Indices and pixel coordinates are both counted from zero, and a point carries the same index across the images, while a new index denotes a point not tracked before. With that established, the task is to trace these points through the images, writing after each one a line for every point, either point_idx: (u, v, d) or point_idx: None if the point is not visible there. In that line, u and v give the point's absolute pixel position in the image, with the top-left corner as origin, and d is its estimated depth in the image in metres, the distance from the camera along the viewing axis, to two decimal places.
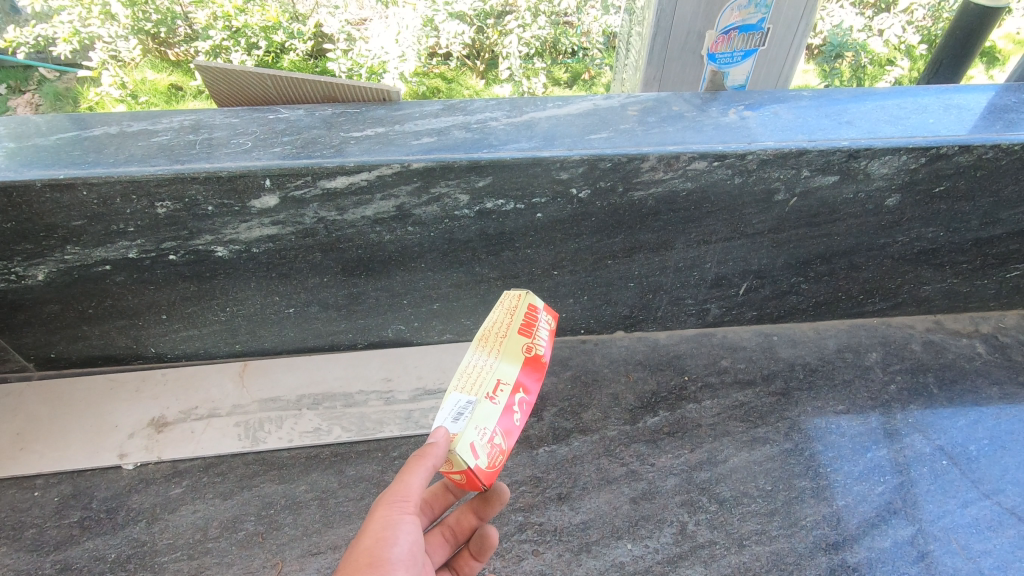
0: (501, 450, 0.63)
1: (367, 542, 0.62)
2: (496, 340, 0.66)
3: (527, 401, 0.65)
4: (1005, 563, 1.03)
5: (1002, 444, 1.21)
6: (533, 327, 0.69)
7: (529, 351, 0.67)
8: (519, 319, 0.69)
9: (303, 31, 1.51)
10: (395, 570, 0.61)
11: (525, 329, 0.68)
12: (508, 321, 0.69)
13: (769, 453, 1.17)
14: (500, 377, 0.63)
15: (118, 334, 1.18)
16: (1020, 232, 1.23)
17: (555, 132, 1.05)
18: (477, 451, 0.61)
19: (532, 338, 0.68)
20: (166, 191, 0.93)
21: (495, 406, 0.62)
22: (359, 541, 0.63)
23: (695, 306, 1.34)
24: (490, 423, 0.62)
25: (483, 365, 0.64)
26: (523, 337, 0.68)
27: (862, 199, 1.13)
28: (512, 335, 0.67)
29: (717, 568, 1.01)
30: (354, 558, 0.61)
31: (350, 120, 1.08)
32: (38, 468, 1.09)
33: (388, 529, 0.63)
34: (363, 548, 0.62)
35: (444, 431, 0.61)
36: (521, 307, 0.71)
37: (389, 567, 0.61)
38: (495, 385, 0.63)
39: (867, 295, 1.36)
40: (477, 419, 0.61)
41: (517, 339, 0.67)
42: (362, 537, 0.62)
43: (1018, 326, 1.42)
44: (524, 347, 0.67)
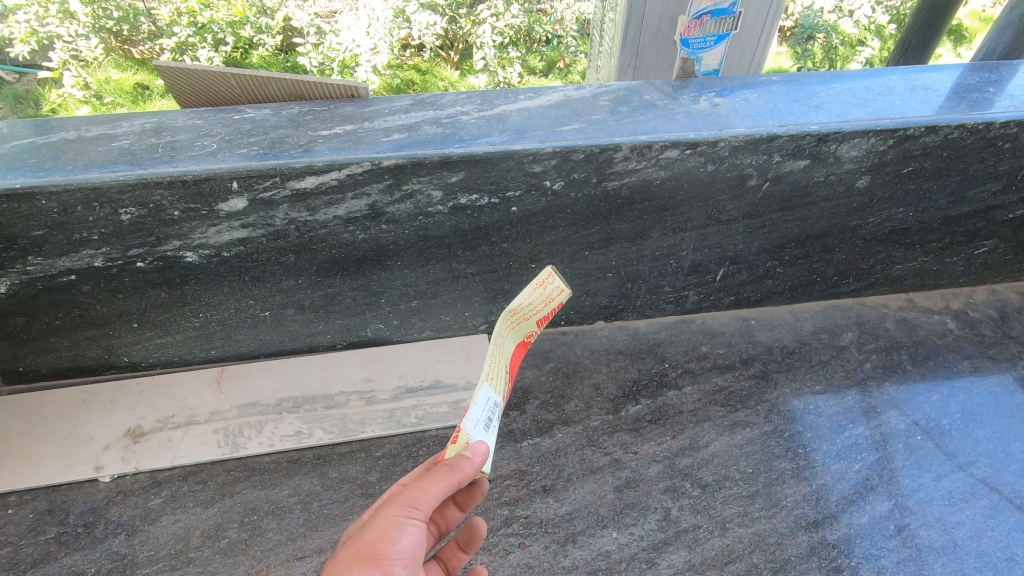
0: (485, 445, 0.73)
1: (371, 535, 0.62)
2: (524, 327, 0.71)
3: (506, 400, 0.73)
4: (978, 533, 1.06)
5: (973, 417, 1.24)
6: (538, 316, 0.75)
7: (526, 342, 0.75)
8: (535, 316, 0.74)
9: (272, 26, 1.44)
10: (393, 567, 0.61)
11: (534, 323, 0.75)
12: (540, 309, 0.74)
13: (749, 436, 1.19)
14: (505, 375, 0.71)
15: (88, 345, 1.15)
16: (987, 210, 1.26)
17: (526, 125, 1.04)
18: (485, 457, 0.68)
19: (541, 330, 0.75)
20: (129, 198, 0.91)
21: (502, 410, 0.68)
22: (367, 532, 0.63)
23: (674, 294, 1.34)
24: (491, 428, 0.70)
25: (501, 365, 0.69)
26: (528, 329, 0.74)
27: (832, 182, 1.14)
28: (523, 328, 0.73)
29: (701, 552, 1.03)
30: (356, 550, 0.61)
31: (317, 119, 1.06)
32: (11, 485, 1.06)
33: (392, 527, 0.63)
34: (367, 541, 0.62)
35: (484, 447, 0.64)
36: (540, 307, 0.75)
37: (387, 564, 0.61)
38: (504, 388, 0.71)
39: (841, 276, 1.37)
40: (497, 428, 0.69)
41: (528, 326, 0.74)
42: (368, 530, 0.62)
43: (987, 301, 1.46)
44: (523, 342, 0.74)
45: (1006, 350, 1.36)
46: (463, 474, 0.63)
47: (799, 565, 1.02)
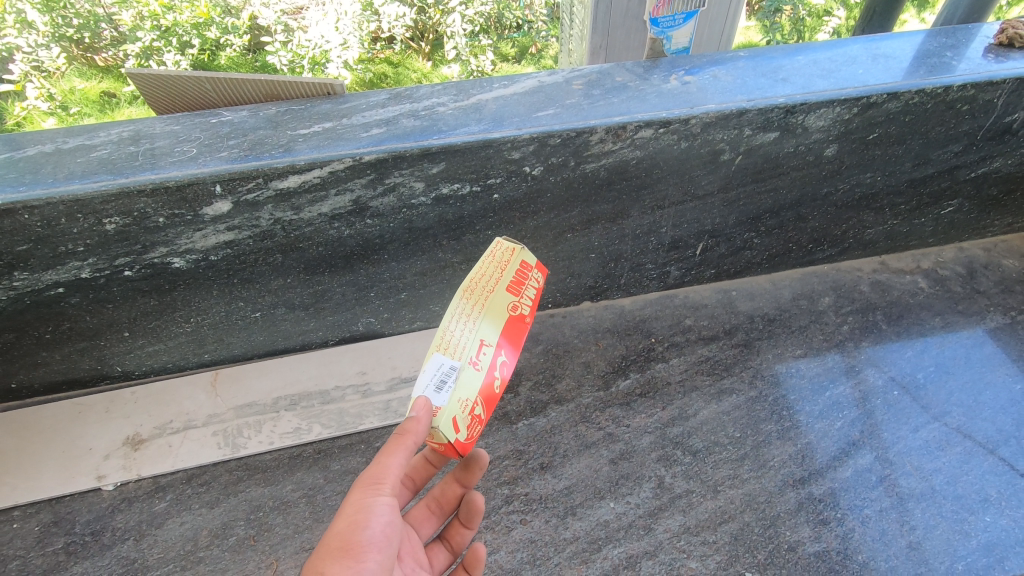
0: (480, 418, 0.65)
1: (341, 526, 0.63)
2: (482, 293, 0.66)
3: (511, 363, 0.65)
4: (954, 478, 1.12)
5: (945, 369, 1.30)
6: (523, 283, 0.70)
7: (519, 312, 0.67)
8: (507, 276, 0.69)
9: (238, 25, 1.43)
10: (368, 552, 0.63)
11: (513, 287, 0.68)
12: (497, 276, 0.69)
13: (735, 402, 1.24)
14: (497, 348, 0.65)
15: (80, 357, 1.15)
16: (950, 170, 1.30)
17: (502, 113, 1.06)
18: (458, 425, 0.63)
19: (519, 296, 0.68)
20: (112, 207, 0.91)
21: (477, 370, 0.63)
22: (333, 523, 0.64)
23: (656, 270, 1.38)
24: (472, 397, 0.63)
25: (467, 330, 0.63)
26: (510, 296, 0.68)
27: (802, 152, 1.17)
28: (501, 296, 0.67)
29: (695, 515, 1.07)
30: (326, 543, 0.62)
31: (295, 118, 1.06)
32: (13, 500, 1.07)
33: (361, 512, 0.64)
34: (337, 532, 0.63)
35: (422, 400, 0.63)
36: (511, 264, 0.70)
37: (362, 551, 0.62)
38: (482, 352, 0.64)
39: (815, 244, 1.42)
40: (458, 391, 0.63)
41: (503, 296, 0.67)
42: (337, 521, 0.64)
43: (955, 259, 1.51)
44: (514, 309, 0.67)
45: (974, 305, 1.42)
46: (415, 436, 0.63)
47: (788, 520, 1.07)
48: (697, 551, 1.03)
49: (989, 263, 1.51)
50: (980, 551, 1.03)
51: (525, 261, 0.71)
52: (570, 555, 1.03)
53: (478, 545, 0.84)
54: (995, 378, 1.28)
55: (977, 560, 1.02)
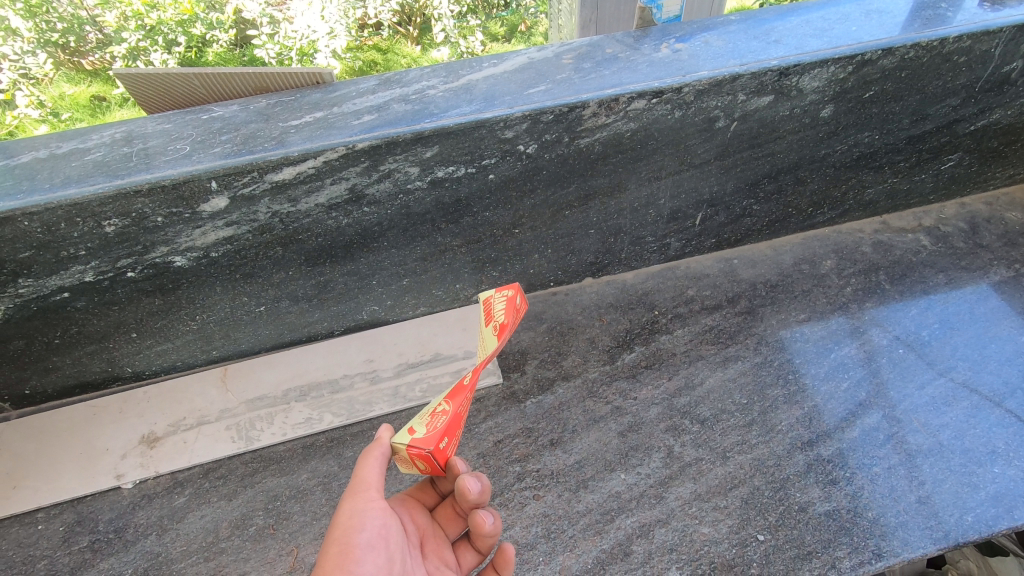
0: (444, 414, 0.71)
1: (336, 534, 0.67)
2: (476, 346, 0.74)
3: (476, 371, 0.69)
4: (961, 431, 1.13)
5: (950, 325, 1.30)
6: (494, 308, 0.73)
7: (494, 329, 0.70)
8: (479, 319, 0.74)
9: (223, 19, 1.41)
10: (364, 553, 0.66)
11: (484, 317, 0.73)
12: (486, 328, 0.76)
13: (741, 369, 1.24)
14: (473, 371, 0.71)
15: (90, 360, 1.16)
16: (949, 125, 1.29)
17: (493, 92, 1.05)
18: (415, 427, 0.72)
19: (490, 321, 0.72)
20: (110, 209, 0.92)
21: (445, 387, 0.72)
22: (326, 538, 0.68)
23: (656, 243, 1.38)
24: (435, 404, 0.73)
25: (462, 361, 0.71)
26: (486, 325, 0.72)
27: (798, 115, 1.16)
28: (484, 332, 0.72)
29: (705, 482, 1.09)
30: (326, 552, 0.66)
31: (286, 109, 1.06)
32: (37, 502, 1.09)
33: (354, 518, 0.69)
34: (335, 539, 0.67)
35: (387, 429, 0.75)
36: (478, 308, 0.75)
37: (360, 551, 0.66)
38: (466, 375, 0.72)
39: (815, 207, 1.41)
40: (428, 408, 0.75)
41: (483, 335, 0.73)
42: (332, 531, 0.68)
43: (957, 215, 1.50)
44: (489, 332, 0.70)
45: (978, 260, 1.42)
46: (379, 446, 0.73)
47: (798, 482, 1.08)
48: (709, 516, 1.04)
49: (991, 216, 1.49)
50: (989, 502, 1.04)
51: (487, 293, 0.74)
52: (584, 527, 1.04)
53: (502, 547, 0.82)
54: (1000, 332, 1.28)
55: (986, 511, 1.03)
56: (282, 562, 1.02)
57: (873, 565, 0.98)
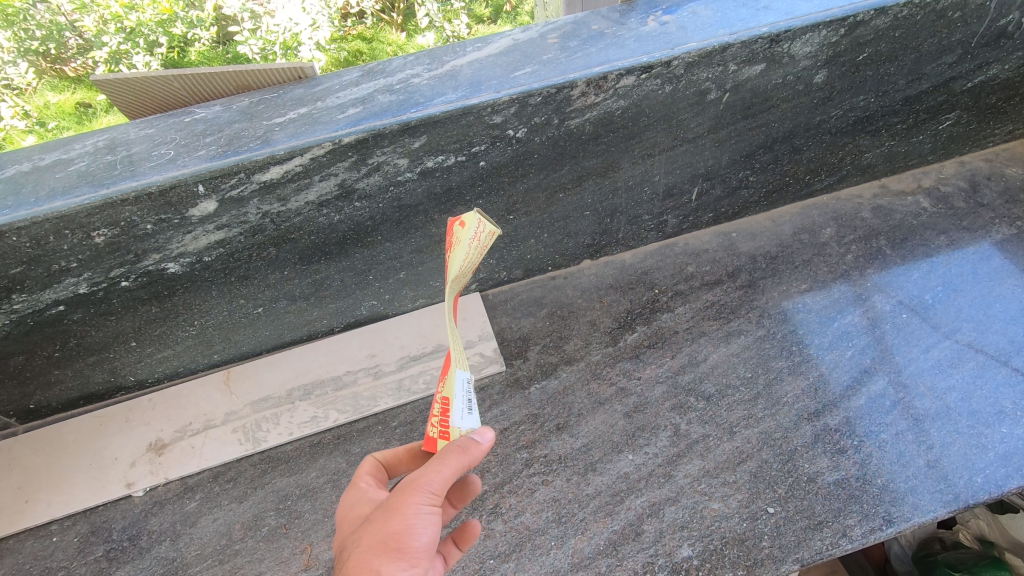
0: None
1: (394, 527, 0.62)
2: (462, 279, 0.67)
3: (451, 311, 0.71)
4: (968, 393, 1.13)
5: (953, 287, 1.29)
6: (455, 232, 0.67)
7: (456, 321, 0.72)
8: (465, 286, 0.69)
9: (203, 17, 1.32)
10: (419, 558, 0.63)
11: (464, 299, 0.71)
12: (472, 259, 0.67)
13: (744, 343, 1.24)
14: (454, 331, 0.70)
15: (92, 371, 1.16)
16: (946, 83, 1.26)
17: (479, 77, 1.03)
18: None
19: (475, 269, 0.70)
20: (98, 220, 0.91)
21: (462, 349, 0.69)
22: (371, 528, 0.63)
23: (653, 221, 1.36)
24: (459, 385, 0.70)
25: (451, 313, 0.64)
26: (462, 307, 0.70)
27: (790, 82, 1.14)
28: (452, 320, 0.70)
29: (713, 458, 1.09)
30: (381, 541, 0.62)
31: (269, 107, 1.04)
32: (50, 515, 1.09)
33: (412, 519, 0.63)
34: (392, 532, 0.62)
35: (485, 428, 0.67)
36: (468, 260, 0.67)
37: (412, 557, 0.62)
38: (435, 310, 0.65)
39: (813, 174, 1.39)
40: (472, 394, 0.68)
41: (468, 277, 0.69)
42: (390, 521, 0.62)
43: (957, 174, 1.48)
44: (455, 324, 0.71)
45: (979, 219, 1.40)
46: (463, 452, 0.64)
47: (806, 453, 1.08)
48: (719, 492, 1.05)
49: (992, 174, 1.47)
50: (998, 462, 1.04)
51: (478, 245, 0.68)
52: (594, 509, 1.05)
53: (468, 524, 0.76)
54: (1004, 290, 1.27)
55: (996, 471, 1.03)
56: (296, 561, 1.03)
57: (884, 532, 0.99)
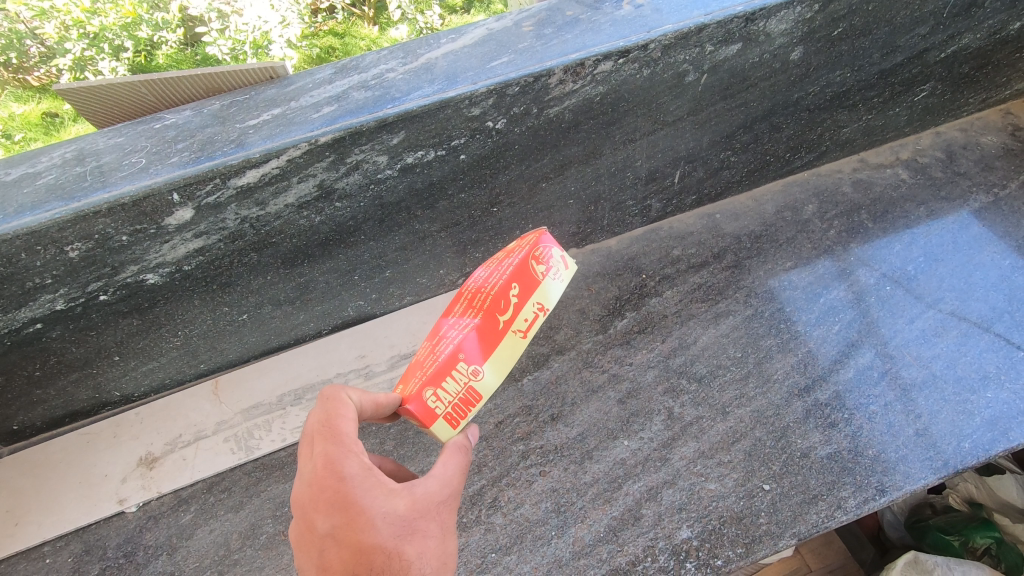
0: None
1: (447, 547, 0.65)
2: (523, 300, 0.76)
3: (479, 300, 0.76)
4: (953, 360, 1.15)
5: (935, 258, 1.31)
6: (542, 250, 0.77)
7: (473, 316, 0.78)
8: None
9: (169, 19, 1.35)
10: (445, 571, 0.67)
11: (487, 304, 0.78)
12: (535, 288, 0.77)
13: (733, 323, 1.24)
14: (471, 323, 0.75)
15: (75, 389, 1.13)
16: (919, 55, 1.27)
17: (455, 69, 1.01)
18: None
19: None
20: (71, 233, 0.88)
21: None
22: (431, 546, 0.63)
23: (637, 206, 1.36)
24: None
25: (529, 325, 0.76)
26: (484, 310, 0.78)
27: (767, 60, 1.14)
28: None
29: (708, 439, 1.09)
30: (439, 562, 0.63)
31: (241, 109, 1.02)
32: (42, 537, 1.07)
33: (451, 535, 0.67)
34: (445, 553, 0.64)
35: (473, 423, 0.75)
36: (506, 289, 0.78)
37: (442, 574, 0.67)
38: (518, 319, 0.75)
39: (793, 152, 1.40)
40: None
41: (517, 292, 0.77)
42: (445, 541, 0.64)
43: (934, 145, 1.50)
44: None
45: (957, 188, 1.42)
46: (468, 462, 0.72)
47: (798, 429, 1.09)
48: (715, 472, 1.06)
49: (967, 143, 1.49)
50: (985, 427, 1.06)
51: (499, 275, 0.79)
52: (593, 497, 1.05)
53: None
54: (984, 258, 1.29)
55: (983, 436, 1.05)
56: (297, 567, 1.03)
57: (877, 501, 1.01)
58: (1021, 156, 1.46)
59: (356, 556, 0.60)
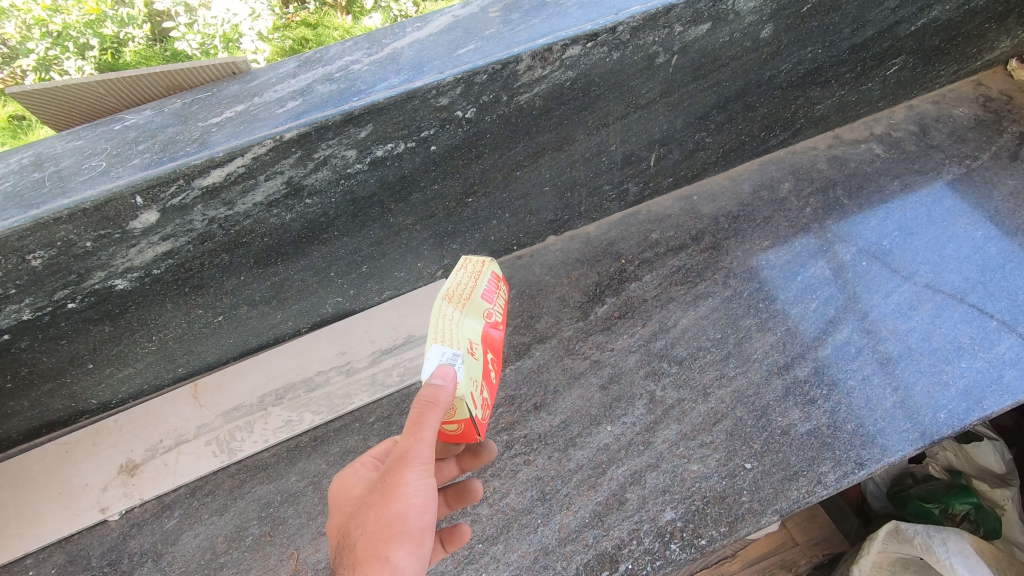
0: (486, 402, 0.72)
1: (394, 510, 0.64)
2: (462, 300, 0.70)
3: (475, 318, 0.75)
4: (928, 333, 1.17)
5: (910, 231, 1.32)
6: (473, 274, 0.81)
7: (492, 317, 0.74)
8: (483, 283, 0.74)
9: (134, 14, 1.31)
10: (422, 536, 0.65)
11: (488, 294, 0.74)
12: (473, 283, 0.73)
13: (712, 305, 1.25)
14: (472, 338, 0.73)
15: (50, 399, 1.11)
16: (890, 28, 1.27)
17: (421, 58, 0.99)
18: (476, 403, 0.69)
19: (492, 302, 0.75)
20: (32, 241, 0.86)
21: (474, 356, 0.69)
22: (373, 514, 0.65)
23: (614, 190, 1.35)
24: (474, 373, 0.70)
25: (469, 284, 0.72)
26: (484, 297, 0.74)
27: (738, 39, 1.13)
28: (479, 301, 0.73)
29: (690, 421, 1.10)
30: (384, 526, 0.64)
31: (203, 107, 0.99)
32: (22, 549, 1.06)
33: (410, 497, 0.65)
34: (393, 515, 0.64)
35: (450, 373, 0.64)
36: (484, 275, 0.76)
37: (423, 534, 0.65)
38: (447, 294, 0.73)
39: (768, 130, 1.39)
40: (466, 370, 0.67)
41: (480, 300, 0.73)
42: (389, 504, 0.64)
43: (906, 119, 1.50)
44: (490, 313, 0.73)
45: (930, 161, 1.43)
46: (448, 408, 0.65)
47: (778, 407, 1.10)
48: (697, 454, 1.07)
49: (940, 115, 1.50)
50: (959, 397, 1.08)
51: (495, 274, 0.77)
52: (577, 483, 1.06)
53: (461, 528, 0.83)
54: (957, 230, 1.31)
55: (957, 406, 1.07)
56: (284, 567, 1.03)
57: (857, 475, 1.02)
58: (992, 127, 1.47)
59: (331, 537, 0.69)
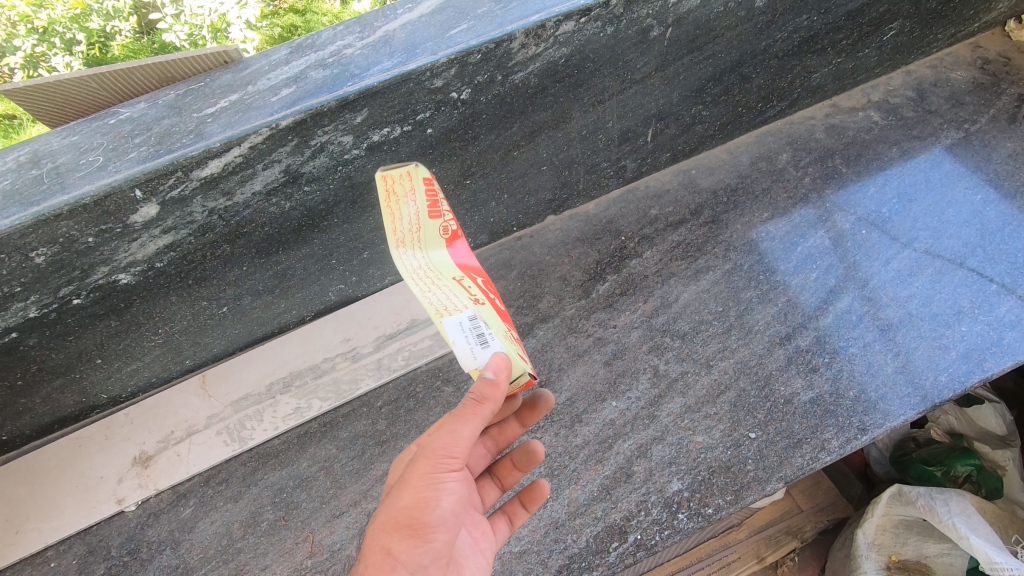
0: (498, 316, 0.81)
1: (410, 502, 0.67)
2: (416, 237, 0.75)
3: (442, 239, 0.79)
4: (928, 298, 1.17)
5: (908, 198, 1.32)
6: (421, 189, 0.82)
7: (447, 231, 0.78)
8: (422, 202, 0.78)
9: (119, 6, 1.29)
10: (433, 533, 0.67)
11: (431, 209, 0.78)
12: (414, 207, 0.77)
13: (713, 279, 1.25)
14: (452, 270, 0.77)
15: (61, 394, 1.13)
16: None
17: (413, 40, 0.99)
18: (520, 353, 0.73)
19: (442, 217, 0.78)
20: (34, 239, 0.86)
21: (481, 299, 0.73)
22: (390, 501, 0.69)
23: (612, 167, 1.34)
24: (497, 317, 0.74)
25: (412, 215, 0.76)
26: (429, 215, 0.77)
27: (732, 9, 1.12)
28: (427, 223, 0.76)
29: (693, 394, 1.12)
30: (396, 514, 0.67)
31: (197, 98, 0.99)
32: (43, 542, 1.08)
33: (430, 491, 0.68)
34: (405, 506, 0.67)
35: (502, 363, 0.66)
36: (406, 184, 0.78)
37: (429, 530, 0.67)
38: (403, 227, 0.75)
39: (764, 102, 1.38)
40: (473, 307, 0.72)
41: (432, 224, 0.77)
42: (406, 494, 0.68)
43: (904, 84, 1.49)
44: (441, 229, 0.77)
45: (929, 126, 1.42)
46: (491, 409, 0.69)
47: (781, 376, 1.11)
48: (702, 425, 1.08)
49: (937, 80, 1.49)
50: (960, 360, 1.09)
51: (427, 173, 0.80)
52: (585, 458, 1.07)
53: (538, 484, 0.89)
54: (956, 195, 1.31)
55: (958, 368, 1.09)
56: (301, 549, 1.05)
57: (860, 440, 1.04)
58: (990, 90, 1.46)
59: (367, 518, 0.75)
